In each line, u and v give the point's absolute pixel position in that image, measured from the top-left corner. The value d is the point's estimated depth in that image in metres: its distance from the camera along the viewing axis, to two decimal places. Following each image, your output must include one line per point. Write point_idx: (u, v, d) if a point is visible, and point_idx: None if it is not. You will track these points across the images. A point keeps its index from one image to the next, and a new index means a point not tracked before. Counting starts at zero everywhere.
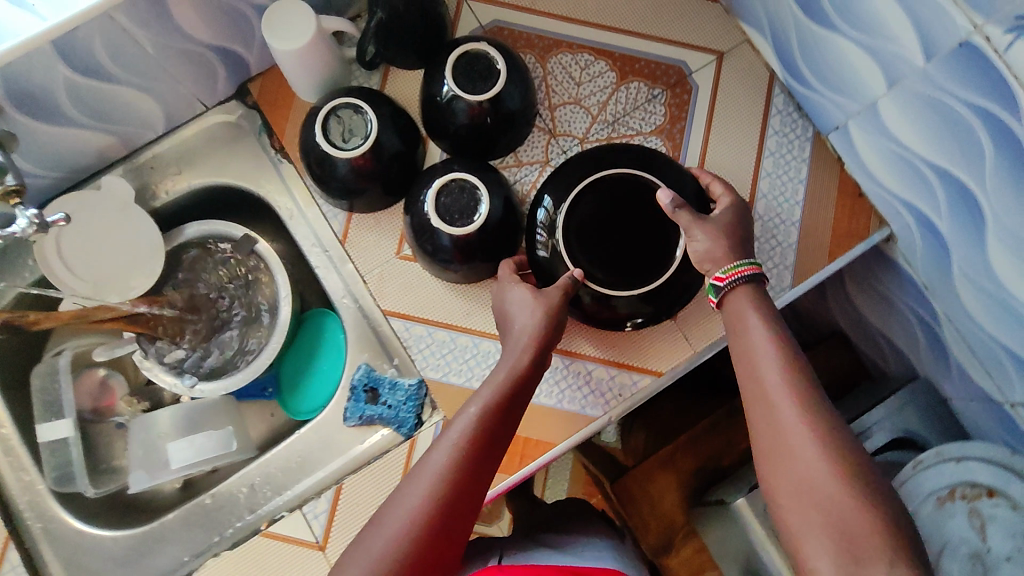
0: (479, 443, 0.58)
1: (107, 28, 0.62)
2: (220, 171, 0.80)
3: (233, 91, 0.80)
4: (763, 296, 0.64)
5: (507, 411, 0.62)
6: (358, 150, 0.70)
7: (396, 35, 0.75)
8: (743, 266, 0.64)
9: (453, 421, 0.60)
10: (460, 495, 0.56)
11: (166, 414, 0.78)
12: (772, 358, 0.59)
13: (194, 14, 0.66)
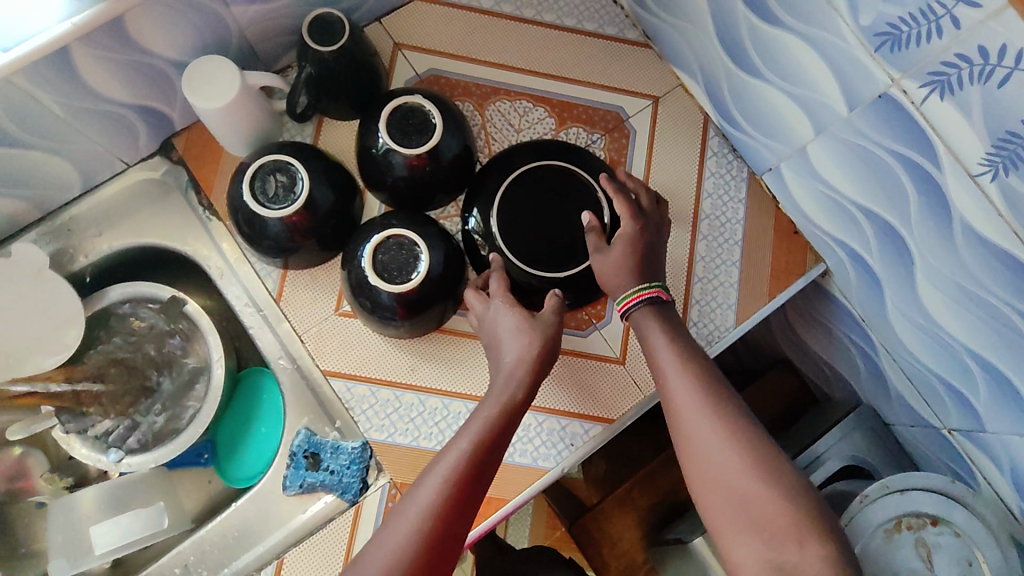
0: (468, 479, 0.57)
1: (9, 93, 0.58)
2: (145, 231, 0.76)
3: (157, 147, 0.76)
4: (667, 313, 0.68)
5: (498, 443, 0.60)
6: (290, 208, 0.67)
7: (328, 90, 0.73)
8: (642, 291, 0.68)
9: (442, 453, 0.59)
10: (444, 534, 0.55)
11: (88, 494, 0.74)
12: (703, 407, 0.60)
13: (105, 73, 0.63)
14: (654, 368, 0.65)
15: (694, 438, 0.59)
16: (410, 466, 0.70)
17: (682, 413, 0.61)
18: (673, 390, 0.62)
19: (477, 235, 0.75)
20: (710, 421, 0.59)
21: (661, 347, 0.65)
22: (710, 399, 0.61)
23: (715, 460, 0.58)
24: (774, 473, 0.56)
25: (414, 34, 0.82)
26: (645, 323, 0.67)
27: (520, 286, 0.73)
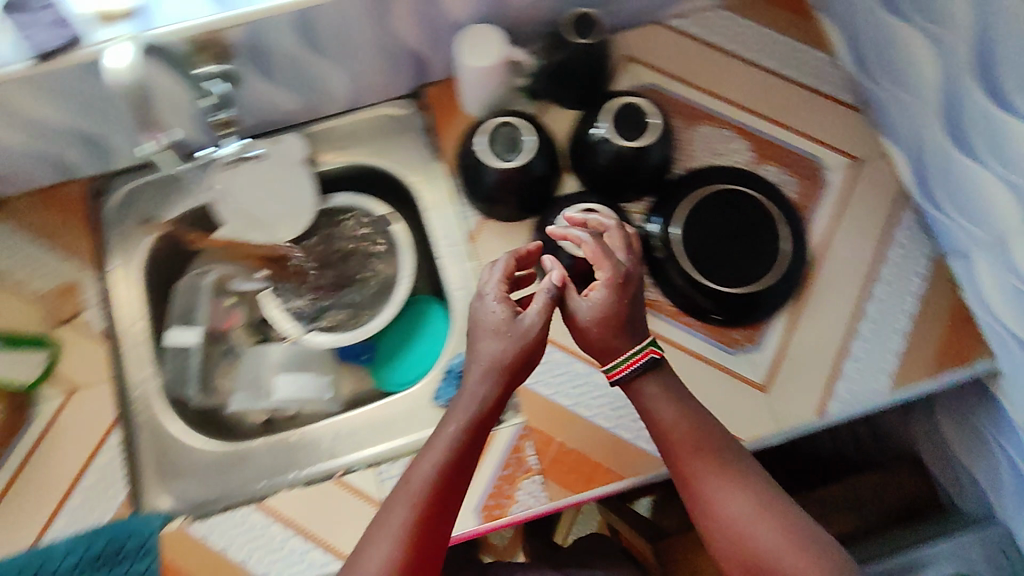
0: (437, 493, 0.62)
1: (337, 13, 0.73)
2: (377, 154, 0.88)
3: (409, 91, 0.89)
4: (665, 376, 0.70)
5: (467, 445, 0.65)
6: (511, 163, 0.78)
7: (565, 77, 0.83)
8: (636, 356, 0.69)
9: (410, 473, 0.64)
10: (420, 547, 0.61)
11: (275, 349, 0.84)
12: (716, 473, 0.67)
13: (403, 18, 0.77)
14: (655, 432, 0.69)
15: (710, 496, 0.67)
16: (545, 414, 0.76)
17: (693, 476, 0.67)
18: (679, 454, 0.68)
19: (655, 240, 0.81)
20: (723, 481, 0.67)
21: (663, 411, 0.69)
22: (715, 457, 0.67)
23: (723, 509, 0.66)
24: (777, 512, 0.65)
25: (648, 50, 0.91)
26: (644, 389, 0.70)
27: (683, 295, 0.78)
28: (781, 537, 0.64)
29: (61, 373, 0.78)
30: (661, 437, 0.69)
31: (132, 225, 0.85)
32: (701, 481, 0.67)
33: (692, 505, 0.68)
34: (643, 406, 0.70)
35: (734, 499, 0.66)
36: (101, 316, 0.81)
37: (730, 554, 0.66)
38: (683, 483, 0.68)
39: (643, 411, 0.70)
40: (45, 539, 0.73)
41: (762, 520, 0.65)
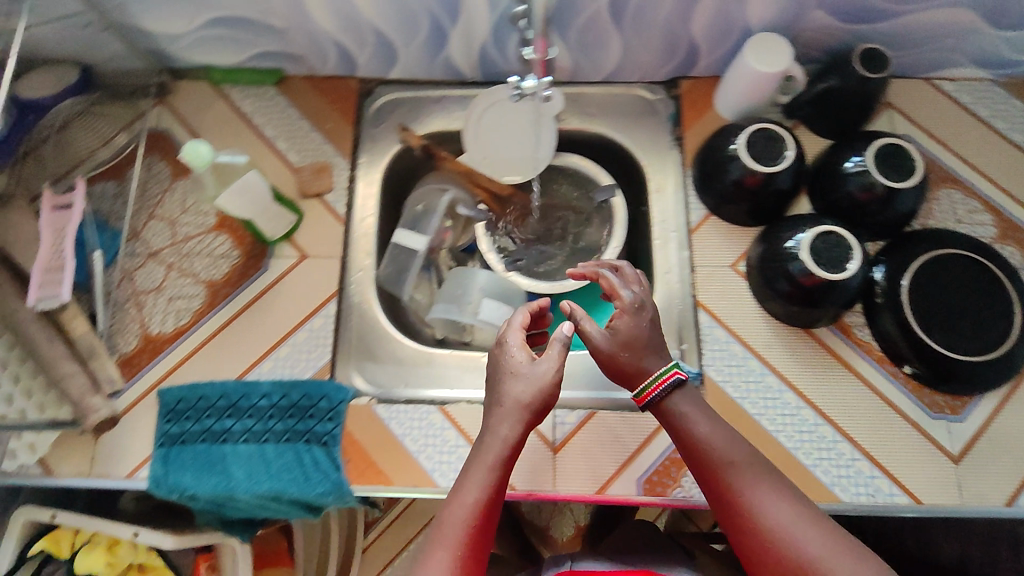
0: (474, 535, 0.59)
1: None
2: (620, 129, 0.91)
3: (667, 79, 0.91)
4: (692, 393, 0.68)
5: (497, 489, 0.61)
6: (760, 167, 0.78)
7: (832, 105, 0.83)
8: (665, 374, 0.67)
9: (444, 519, 0.60)
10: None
11: (484, 276, 0.88)
12: (760, 487, 0.60)
13: (705, 11, 0.78)
14: (687, 444, 0.66)
15: (751, 509, 0.59)
16: (727, 414, 0.78)
17: (732, 490, 0.61)
18: (715, 463, 0.63)
19: (877, 286, 0.79)
20: (767, 489, 0.60)
21: (698, 426, 0.65)
22: (755, 465, 0.62)
23: (762, 517, 0.59)
24: (820, 520, 0.58)
25: (911, 101, 0.90)
26: (677, 405, 0.67)
27: (890, 342, 0.79)
28: (830, 549, 0.56)
29: (299, 238, 0.86)
30: (699, 448, 0.64)
31: (385, 130, 0.92)
32: (742, 493, 0.61)
33: (730, 526, 0.61)
34: (681, 424, 0.67)
35: (778, 505, 0.59)
36: (343, 202, 0.88)
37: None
38: (718, 497, 0.62)
39: (680, 424, 0.67)
40: (251, 374, 0.81)
41: (805, 530, 0.57)
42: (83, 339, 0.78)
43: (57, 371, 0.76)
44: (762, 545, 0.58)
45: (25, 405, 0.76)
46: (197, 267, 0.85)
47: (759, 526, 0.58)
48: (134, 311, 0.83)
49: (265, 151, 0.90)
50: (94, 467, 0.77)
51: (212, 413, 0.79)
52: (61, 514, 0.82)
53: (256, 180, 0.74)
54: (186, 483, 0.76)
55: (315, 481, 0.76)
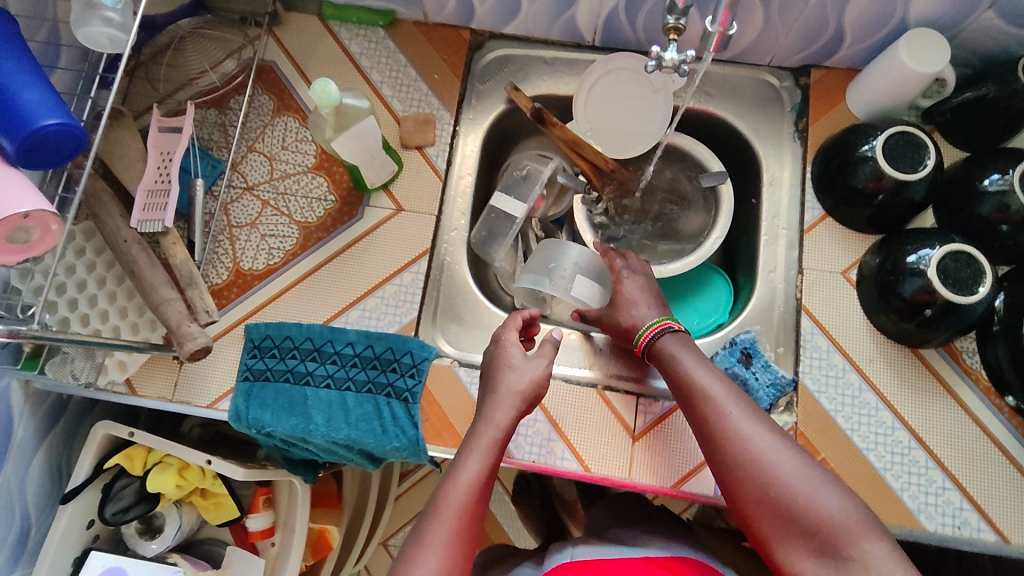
0: (471, 512, 0.60)
1: None
2: (738, 114, 0.87)
3: (797, 66, 0.86)
4: (687, 339, 0.71)
5: (489, 470, 0.63)
6: (892, 171, 0.73)
7: (979, 115, 0.77)
8: (652, 323, 0.72)
9: (442, 496, 0.60)
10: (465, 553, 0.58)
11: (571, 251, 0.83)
12: (747, 414, 0.62)
13: None
14: (676, 380, 0.67)
15: (738, 433, 0.61)
16: (819, 426, 0.75)
17: (719, 416, 0.63)
18: (700, 400, 0.64)
19: (996, 314, 0.74)
20: (753, 418, 0.62)
21: (691, 359, 0.67)
22: (738, 402, 0.64)
23: (744, 454, 0.60)
24: (798, 453, 0.60)
25: None
26: (671, 343, 0.70)
27: (997, 376, 0.74)
28: (808, 484, 0.58)
29: (395, 190, 0.84)
30: (688, 387, 0.66)
31: (494, 88, 0.90)
32: (730, 419, 0.62)
33: (711, 448, 0.63)
34: (675, 367, 0.68)
35: (761, 441, 0.61)
36: (444, 157, 0.85)
37: (751, 500, 0.59)
38: (701, 432, 0.64)
39: (671, 362, 0.68)
40: (338, 321, 0.81)
41: (784, 463, 0.59)
42: (182, 265, 0.75)
43: (156, 295, 0.73)
44: (742, 480, 0.60)
45: (118, 324, 0.77)
46: (293, 207, 0.84)
47: (741, 463, 0.60)
48: (227, 244, 0.83)
49: (370, 95, 0.87)
50: (176, 393, 0.79)
51: (296, 355, 0.79)
52: (138, 433, 0.84)
53: (371, 127, 0.72)
54: (265, 420, 0.77)
55: (392, 435, 0.76)
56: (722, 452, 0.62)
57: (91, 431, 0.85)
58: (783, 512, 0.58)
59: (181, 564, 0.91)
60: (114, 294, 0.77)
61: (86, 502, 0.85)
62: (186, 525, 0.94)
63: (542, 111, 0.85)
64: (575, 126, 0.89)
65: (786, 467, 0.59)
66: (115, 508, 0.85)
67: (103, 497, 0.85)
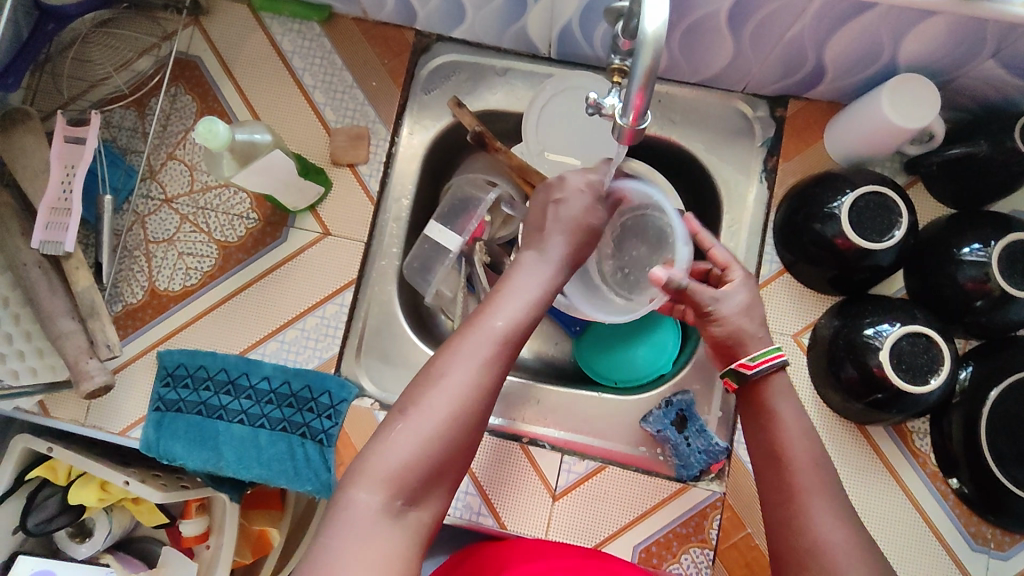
0: (512, 336, 0.56)
1: (781, 9, 0.61)
2: (703, 147, 0.79)
3: (773, 96, 0.77)
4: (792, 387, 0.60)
5: (534, 302, 0.59)
6: (856, 236, 0.66)
7: (966, 172, 0.68)
8: (774, 352, 0.59)
9: (487, 309, 0.57)
10: (498, 376, 0.55)
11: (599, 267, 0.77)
12: (825, 492, 0.53)
13: (840, 35, 0.63)
14: (763, 423, 0.58)
15: (801, 514, 0.53)
16: (747, 500, 0.71)
17: (789, 483, 0.54)
18: (777, 453, 0.56)
19: (957, 387, 0.68)
20: (828, 498, 0.53)
21: (786, 410, 0.58)
22: (824, 474, 0.54)
23: (808, 535, 0.51)
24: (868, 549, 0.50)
25: None
26: (773, 390, 0.59)
27: (948, 460, 0.69)
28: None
29: (323, 212, 0.78)
30: (770, 441, 0.57)
31: (438, 99, 0.82)
32: (799, 492, 0.54)
33: (774, 525, 0.54)
34: (765, 407, 0.59)
35: (834, 524, 0.51)
36: (377, 177, 0.79)
37: None
38: (769, 490, 0.56)
39: (759, 403, 0.59)
40: (255, 352, 0.76)
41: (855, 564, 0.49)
42: (84, 293, 0.72)
43: (54, 327, 0.69)
44: (795, 560, 0.51)
45: (23, 347, 0.72)
46: (212, 224, 0.78)
47: (803, 544, 0.51)
48: (142, 261, 0.78)
49: (300, 101, 0.79)
50: (89, 417, 0.76)
51: (210, 387, 0.75)
52: (57, 448, 0.81)
53: (281, 160, 0.65)
54: (177, 452, 0.73)
55: (305, 477, 0.73)
56: (782, 520, 0.53)
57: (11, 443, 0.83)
58: None
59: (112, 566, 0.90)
60: (19, 315, 0.72)
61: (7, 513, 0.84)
62: (117, 529, 0.93)
63: (483, 131, 0.78)
64: (526, 148, 0.81)
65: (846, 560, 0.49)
66: (37, 519, 0.85)
67: (25, 509, 0.85)
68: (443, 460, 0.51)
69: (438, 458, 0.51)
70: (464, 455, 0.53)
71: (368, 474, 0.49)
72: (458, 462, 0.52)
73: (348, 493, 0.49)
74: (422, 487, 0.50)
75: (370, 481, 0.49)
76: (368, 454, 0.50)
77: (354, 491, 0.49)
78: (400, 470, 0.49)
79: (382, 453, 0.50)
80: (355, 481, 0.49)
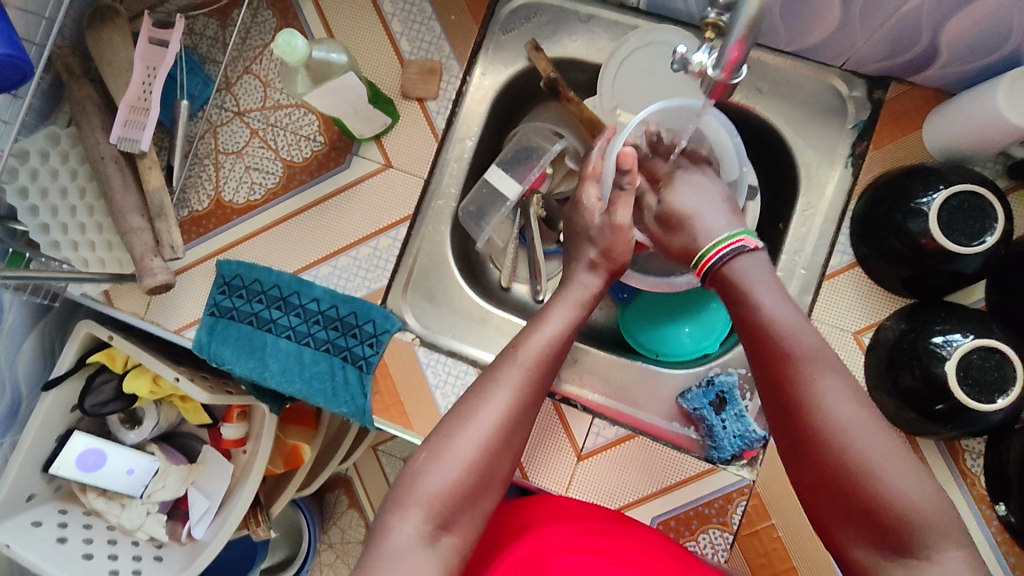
0: (548, 362, 0.59)
1: None
2: (786, 123, 0.76)
3: (874, 76, 0.72)
4: (762, 265, 0.59)
5: (568, 334, 0.62)
6: (943, 237, 0.61)
7: None
8: (721, 245, 0.61)
9: (523, 340, 0.59)
10: (532, 404, 0.57)
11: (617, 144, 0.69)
12: (829, 373, 0.52)
13: (960, 11, 0.58)
14: (755, 324, 0.56)
15: (808, 398, 0.52)
16: (777, 492, 0.67)
17: (786, 375, 0.53)
18: (768, 339, 0.55)
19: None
20: (832, 378, 0.52)
21: (767, 292, 0.57)
22: (830, 365, 0.53)
23: (836, 444, 0.50)
24: (874, 419, 0.51)
25: None
26: (741, 270, 0.59)
27: (1003, 487, 0.65)
28: (885, 455, 0.49)
29: (387, 143, 0.78)
30: (755, 327, 0.56)
31: (516, 41, 0.80)
32: (801, 383, 0.52)
33: (782, 408, 0.54)
34: (736, 291, 0.58)
35: (839, 401, 0.51)
36: (445, 115, 0.78)
37: (811, 473, 0.52)
38: (782, 400, 0.54)
39: (742, 299, 0.57)
40: (308, 274, 0.78)
41: (876, 459, 0.49)
42: (154, 193, 0.74)
43: (124, 222, 0.72)
44: (834, 477, 0.50)
45: (94, 238, 0.75)
46: (280, 141, 0.79)
47: (833, 453, 0.50)
48: (210, 169, 0.79)
49: (377, 26, 0.78)
50: (148, 312, 0.79)
51: (262, 300, 0.77)
52: (117, 338, 0.86)
53: (352, 83, 0.65)
54: (226, 357, 0.77)
55: (342, 399, 0.75)
56: (791, 406, 0.53)
57: (76, 327, 0.88)
58: (843, 489, 0.50)
59: (156, 455, 0.97)
60: (93, 207, 0.75)
61: (68, 390, 0.90)
62: (165, 421, 0.98)
63: (556, 79, 0.76)
64: (599, 102, 0.79)
65: (856, 439, 0.50)
66: (94, 399, 0.90)
67: (84, 389, 0.90)
68: (478, 486, 0.53)
69: (483, 478, 0.54)
70: (499, 480, 0.55)
71: (409, 501, 0.52)
72: (495, 488, 0.55)
73: (392, 520, 0.51)
74: (458, 510, 0.52)
75: (410, 508, 0.51)
76: (407, 484, 0.53)
77: (398, 518, 0.51)
78: (449, 491, 0.52)
79: (422, 483, 0.52)
80: (397, 508, 0.52)
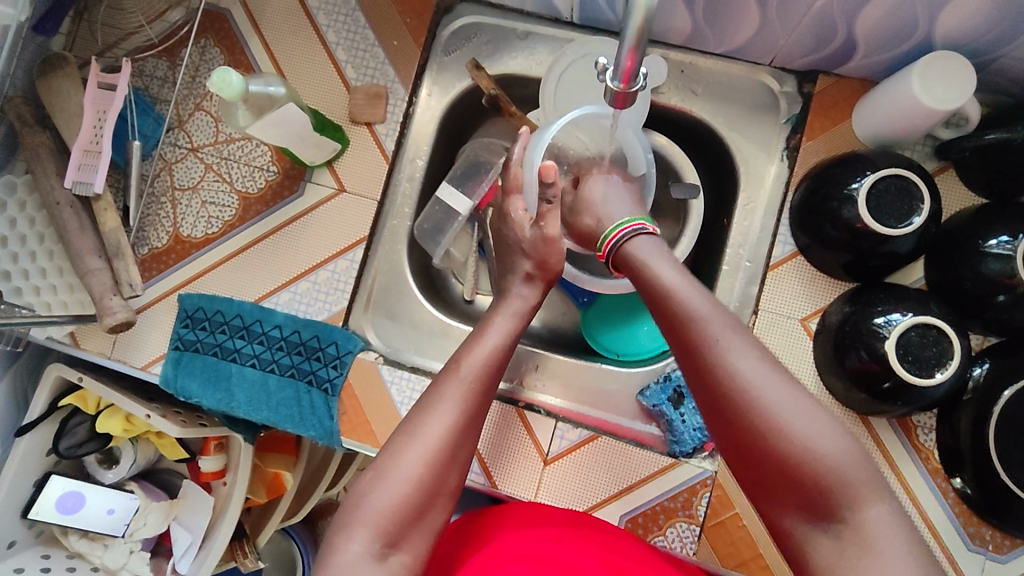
0: (490, 373, 0.60)
1: None
2: (723, 122, 0.78)
3: (802, 71, 0.75)
4: (657, 244, 0.62)
5: (508, 345, 0.63)
6: (873, 219, 0.63)
7: (1001, 159, 0.64)
8: (619, 230, 0.63)
9: (463, 354, 0.61)
10: (476, 417, 0.58)
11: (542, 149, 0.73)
12: (732, 335, 0.52)
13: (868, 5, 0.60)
14: (658, 297, 0.57)
15: (712, 362, 0.52)
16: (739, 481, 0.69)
17: (692, 343, 0.53)
18: (672, 310, 0.56)
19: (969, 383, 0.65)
20: (734, 340, 0.52)
21: (665, 266, 0.58)
22: (730, 327, 0.53)
23: (746, 405, 0.50)
24: (781, 373, 0.51)
25: None
26: (640, 249, 0.61)
27: (955, 458, 0.67)
28: (793, 410, 0.49)
29: (339, 168, 0.80)
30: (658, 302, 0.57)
31: (459, 61, 0.82)
32: (704, 348, 0.53)
33: (692, 374, 0.54)
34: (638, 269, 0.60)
35: (744, 361, 0.51)
36: (393, 137, 0.80)
37: (728, 439, 0.52)
38: (690, 366, 0.54)
39: (643, 276, 0.59)
40: (269, 301, 0.79)
41: (785, 417, 0.49)
42: (111, 234, 0.75)
43: (84, 264, 0.74)
44: (749, 437, 0.50)
45: (56, 282, 0.76)
46: (234, 174, 0.81)
47: (745, 415, 0.50)
48: (168, 207, 0.81)
49: (322, 56, 0.80)
50: (114, 350, 0.80)
51: (226, 331, 0.78)
52: (87, 378, 0.86)
53: (294, 113, 0.67)
54: (193, 391, 0.78)
55: (309, 423, 0.76)
56: (697, 372, 0.53)
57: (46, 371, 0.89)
58: (759, 449, 0.50)
59: (137, 493, 0.97)
60: (53, 251, 0.77)
61: (43, 434, 0.90)
62: (143, 458, 0.98)
63: (498, 94, 0.79)
64: (542, 114, 0.81)
65: (764, 398, 0.50)
66: (69, 442, 0.91)
67: (59, 432, 0.91)
68: (426, 500, 0.54)
69: (430, 491, 0.55)
70: (446, 493, 0.56)
71: (356, 520, 0.53)
72: (442, 501, 0.56)
73: (339, 540, 0.52)
74: (406, 526, 0.53)
75: (357, 528, 0.52)
76: (354, 504, 0.54)
77: (346, 538, 0.52)
78: (395, 508, 0.53)
79: (368, 501, 0.53)
80: (345, 529, 0.53)
